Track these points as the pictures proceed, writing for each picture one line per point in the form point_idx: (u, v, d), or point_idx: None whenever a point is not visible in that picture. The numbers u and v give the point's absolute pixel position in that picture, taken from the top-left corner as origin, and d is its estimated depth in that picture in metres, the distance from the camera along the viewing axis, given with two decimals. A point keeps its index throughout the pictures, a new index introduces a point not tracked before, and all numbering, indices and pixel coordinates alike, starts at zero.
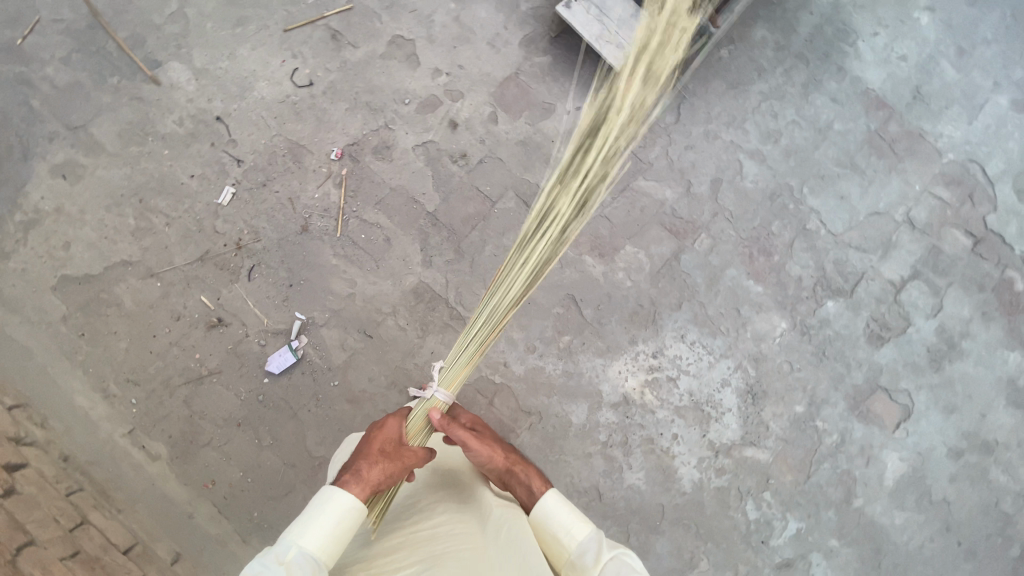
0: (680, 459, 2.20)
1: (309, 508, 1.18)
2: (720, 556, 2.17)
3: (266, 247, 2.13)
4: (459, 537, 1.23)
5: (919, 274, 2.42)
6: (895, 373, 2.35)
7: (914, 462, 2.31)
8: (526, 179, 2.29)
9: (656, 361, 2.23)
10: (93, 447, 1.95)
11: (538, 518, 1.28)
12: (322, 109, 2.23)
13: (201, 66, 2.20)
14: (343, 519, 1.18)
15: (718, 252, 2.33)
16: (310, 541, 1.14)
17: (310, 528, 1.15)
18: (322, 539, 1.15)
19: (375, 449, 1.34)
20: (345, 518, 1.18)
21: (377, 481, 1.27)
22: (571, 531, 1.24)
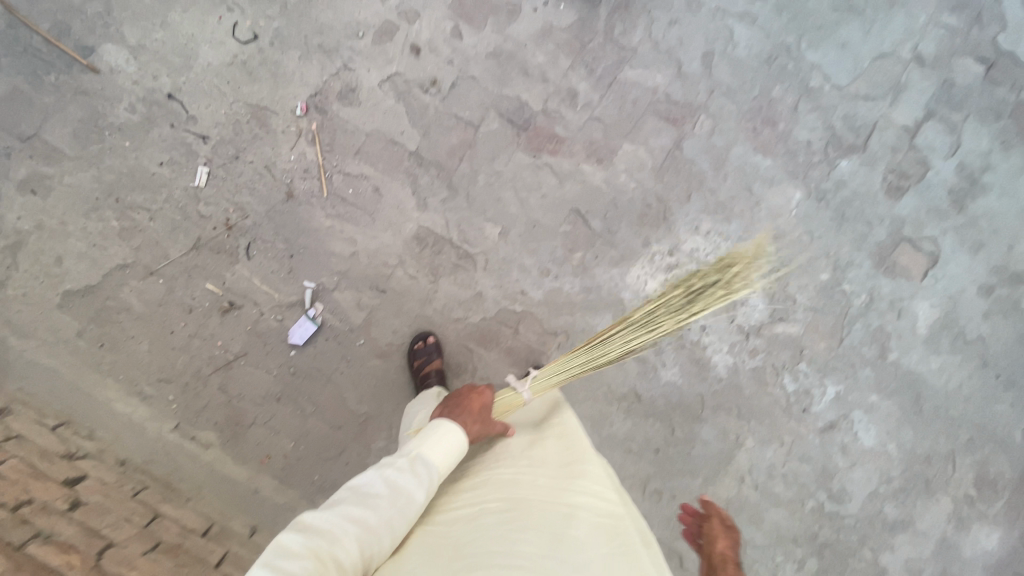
0: (713, 348, 2.20)
1: (433, 427, 1.43)
2: (765, 431, 2.23)
3: (257, 222, 2.06)
4: (543, 486, 1.35)
5: (933, 113, 2.29)
6: (918, 222, 2.28)
7: (945, 307, 2.29)
8: (505, 95, 2.15)
9: (673, 258, 2.17)
10: (146, 447, 2.00)
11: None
12: (275, 62, 2.07)
13: (135, 42, 2.03)
14: (453, 443, 1.39)
15: (720, 133, 2.20)
16: (430, 450, 1.37)
17: (432, 440, 1.38)
18: (438, 449, 1.37)
19: (475, 406, 1.51)
20: (450, 441, 1.39)
21: (472, 436, 1.46)
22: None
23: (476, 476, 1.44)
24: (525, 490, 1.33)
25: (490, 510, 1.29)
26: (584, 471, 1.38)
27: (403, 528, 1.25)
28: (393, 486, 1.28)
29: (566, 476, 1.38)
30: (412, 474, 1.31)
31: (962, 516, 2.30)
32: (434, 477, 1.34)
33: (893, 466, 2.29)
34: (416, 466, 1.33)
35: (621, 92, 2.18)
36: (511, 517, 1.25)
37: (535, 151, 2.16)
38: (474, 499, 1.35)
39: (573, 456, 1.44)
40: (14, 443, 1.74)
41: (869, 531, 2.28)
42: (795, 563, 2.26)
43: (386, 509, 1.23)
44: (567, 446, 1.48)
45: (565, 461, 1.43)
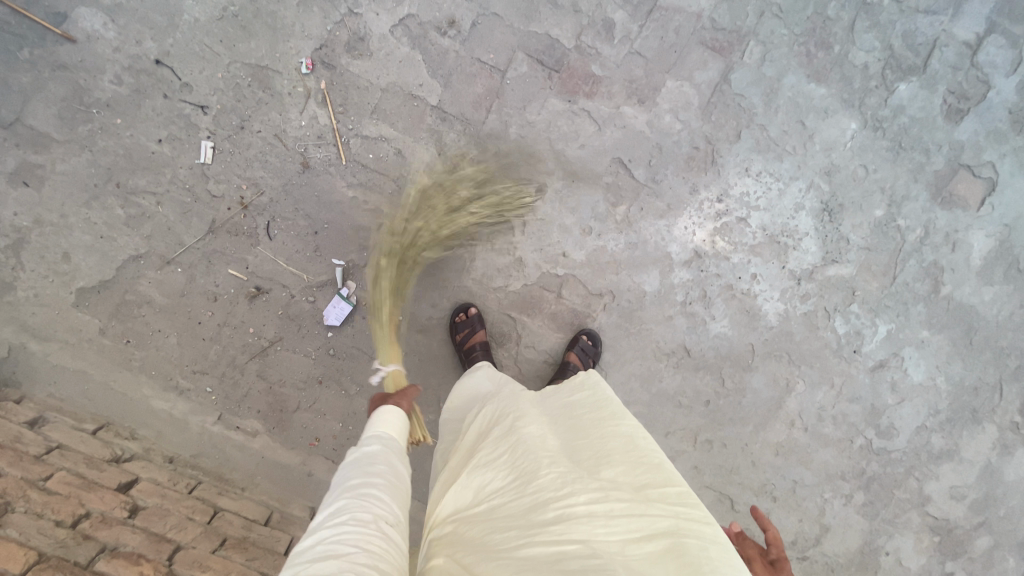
0: (763, 296, 2.12)
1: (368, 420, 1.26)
2: (816, 375, 2.19)
3: (274, 198, 1.89)
4: (621, 518, 1.05)
5: (998, 24, 2.08)
6: (978, 147, 2.12)
7: (1002, 236, 2.17)
8: (533, 33, 1.92)
9: (722, 205, 2.05)
10: (191, 441, 1.94)
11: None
12: (272, 13, 1.83)
13: (110, 1, 1.80)
14: (386, 415, 1.23)
15: (771, 61, 2.00)
16: (381, 428, 1.20)
17: (377, 422, 1.22)
18: (388, 423, 1.22)
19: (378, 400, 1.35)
20: (384, 415, 1.22)
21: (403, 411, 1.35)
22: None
23: (527, 501, 1.11)
24: (600, 524, 1.03)
25: (567, 555, 0.97)
26: (662, 499, 1.11)
27: (394, 469, 1.09)
28: (356, 459, 1.10)
29: (643, 502, 1.09)
30: (361, 443, 1.15)
31: (1006, 442, 2.28)
32: (390, 437, 1.18)
33: (941, 399, 2.25)
34: (365, 440, 1.17)
35: (661, 21, 1.95)
36: (597, 566, 0.94)
37: (570, 96, 1.96)
38: (537, 536, 1.02)
39: (644, 478, 1.16)
40: (56, 454, 1.68)
41: (915, 463, 2.27)
42: (844, 499, 2.27)
43: (359, 467, 1.07)
44: (635, 464, 1.19)
45: (637, 485, 1.14)
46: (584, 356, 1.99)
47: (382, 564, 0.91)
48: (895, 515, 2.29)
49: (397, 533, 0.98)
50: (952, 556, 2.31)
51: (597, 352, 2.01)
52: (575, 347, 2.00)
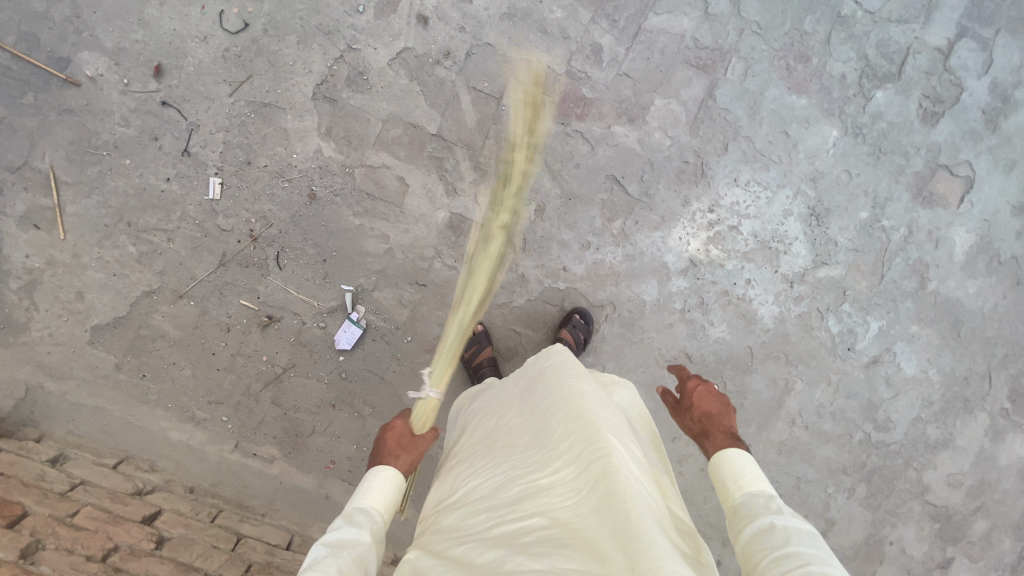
0: (758, 300, 2.20)
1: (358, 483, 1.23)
2: (813, 373, 2.27)
3: (282, 229, 1.95)
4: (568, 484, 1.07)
5: (965, 31, 2.19)
6: (954, 147, 2.22)
7: (981, 230, 2.26)
8: (526, 60, 2.00)
9: (713, 215, 2.13)
10: (210, 471, 1.97)
11: (713, 464, 1.24)
12: (273, 51, 1.90)
13: (115, 46, 1.86)
14: (383, 485, 1.18)
15: (753, 75, 2.09)
16: (372, 503, 1.16)
17: (371, 492, 1.17)
18: (382, 498, 1.17)
19: (391, 442, 1.27)
20: (381, 483, 1.18)
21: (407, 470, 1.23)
22: (759, 480, 1.17)
23: (494, 485, 1.18)
24: (554, 496, 1.06)
25: (525, 529, 1.03)
26: (595, 448, 1.07)
27: (365, 569, 1.06)
28: (335, 543, 1.06)
29: (581, 459, 1.08)
30: (347, 523, 1.11)
31: (998, 428, 2.37)
32: (377, 526, 1.14)
33: (934, 390, 2.33)
34: (353, 515, 1.14)
35: (647, 42, 2.04)
36: (547, 538, 0.98)
37: (563, 118, 2.03)
38: (501, 516, 1.08)
39: (576, 431, 1.13)
40: (80, 490, 1.72)
41: (913, 453, 2.35)
42: (846, 492, 2.34)
43: (337, 554, 1.03)
44: (571, 421, 1.16)
45: (573, 442, 1.12)
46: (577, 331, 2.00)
47: None
48: (897, 505, 2.36)
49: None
50: (953, 541, 2.39)
51: (587, 327, 2.04)
52: (567, 325, 2.02)
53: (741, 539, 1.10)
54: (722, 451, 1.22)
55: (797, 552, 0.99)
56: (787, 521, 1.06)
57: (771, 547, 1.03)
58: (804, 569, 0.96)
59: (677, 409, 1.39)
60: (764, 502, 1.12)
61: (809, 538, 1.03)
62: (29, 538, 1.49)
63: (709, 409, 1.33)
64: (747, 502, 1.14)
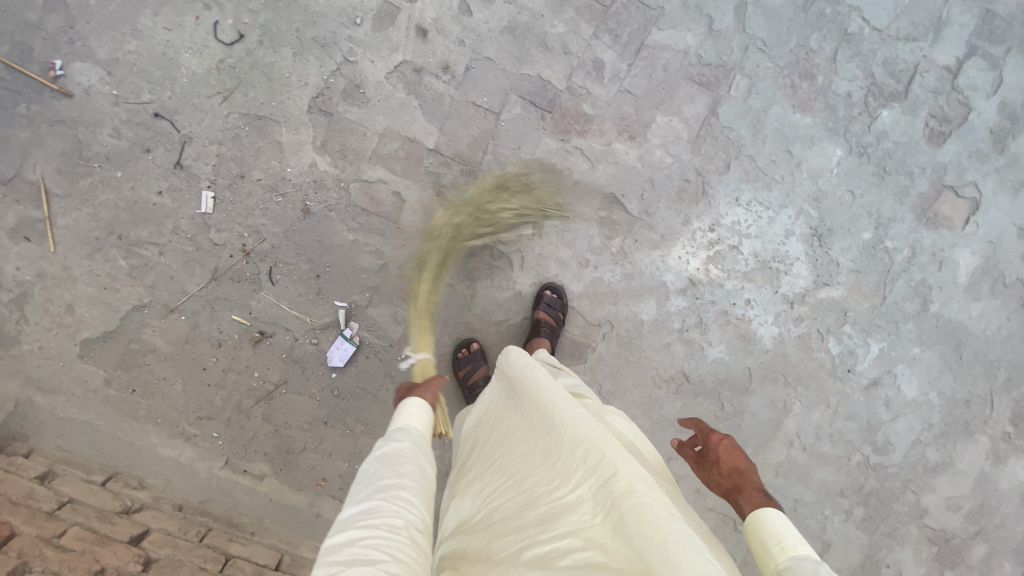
0: (757, 321, 2.16)
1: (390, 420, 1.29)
2: (812, 395, 2.24)
3: (275, 245, 1.92)
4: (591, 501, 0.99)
5: (974, 49, 2.15)
6: (961, 168, 2.18)
7: (986, 252, 2.23)
8: (526, 74, 1.96)
9: (714, 234, 2.10)
10: (199, 487, 1.95)
11: (751, 526, 1.10)
12: (268, 63, 1.86)
13: (107, 56, 1.82)
14: (412, 407, 1.27)
15: (757, 93, 2.05)
16: (406, 424, 1.22)
17: (403, 418, 1.24)
18: (416, 420, 1.24)
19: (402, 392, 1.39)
20: (411, 409, 1.26)
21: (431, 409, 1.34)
22: (805, 546, 1.02)
23: (515, 509, 1.11)
24: (581, 512, 0.99)
25: (556, 552, 0.94)
26: (617, 464, 1.01)
27: (422, 471, 1.10)
28: (382, 456, 1.10)
29: (603, 472, 1.01)
30: (389, 440, 1.16)
31: (999, 452, 2.34)
32: (417, 438, 1.20)
33: (934, 413, 2.30)
34: (392, 436, 1.19)
35: (650, 58, 2.00)
36: (580, 559, 0.90)
37: (563, 135, 2.00)
38: (527, 539, 1.00)
39: (593, 446, 1.07)
40: (68, 509, 1.70)
41: (912, 476, 2.32)
42: (844, 515, 2.31)
43: (389, 465, 1.07)
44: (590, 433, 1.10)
45: (592, 454, 1.06)
46: (551, 309, 1.98)
47: (412, 569, 0.90)
48: (895, 528, 2.33)
49: (423, 541, 0.98)
50: (951, 565, 2.36)
51: (563, 305, 2.01)
52: (541, 304, 1.99)
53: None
54: (758, 510, 1.11)
55: None
56: None
57: None
58: None
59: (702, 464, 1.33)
60: (812, 566, 0.97)
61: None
62: (16, 560, 1.48)
63: (738, 463, 1.26)
64: (794, 567, 0.99)
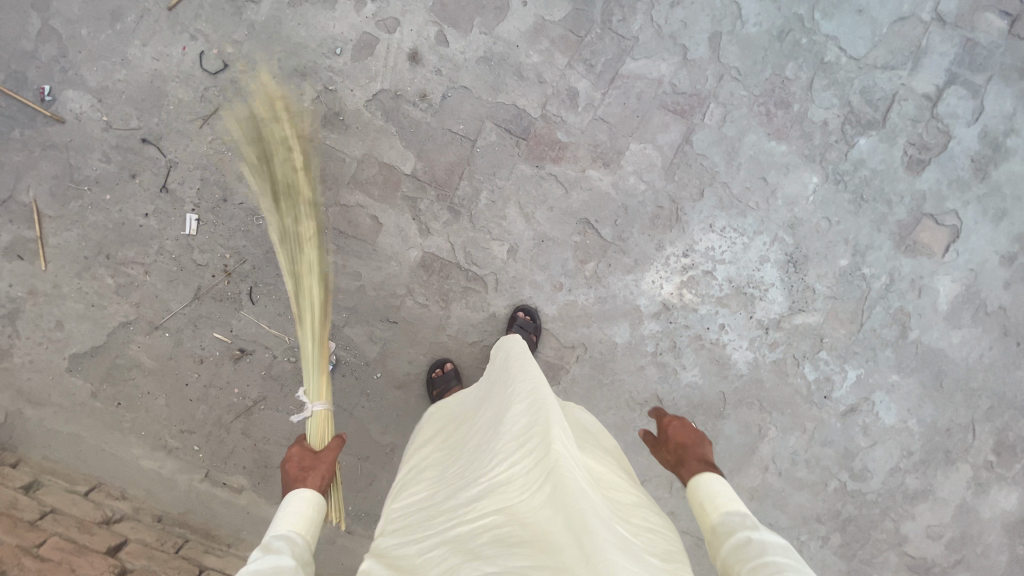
0: (732, 345, 2.18)
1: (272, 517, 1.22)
2: (788, 420, 2.24)
3: (256, 265, 1.98)
4: (520, 480, 1.02)
5: (956, 77, 2.14)
6: (941, 196, 2.17)
7: (966, 280, 2.21)
8: (501, 103, 2.01)
9: (688, 260, 2.12)
10: (179, 499, 2.01)
11: (689, 491, 1.26)
12: (251, 91, 1.93)
13: (98, 84, 1.91)
14: (296, 506, 1.21)
15: (731, 120, 2.08)
16: (288, 525, 1.17)
17: (286, 516, 1.19)
18: (299, 521, 1.19)
19: (294, 468, 1.30)
20: (298, 507, 1.21)
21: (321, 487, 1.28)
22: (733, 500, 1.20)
23: (452, 487, 1.14)
24: (509, 490, 1.02)
25: (483, 529, 0.98)
26: (549, 445, 1.02)
27: None
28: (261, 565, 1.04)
29: (534, 453, 1.04)
30: (269, 546, 1.11)
31: (980, 481, 2.31)
32: (298, 545, 1.14)
33: (913, 441, 2.28)
34: (272, 540, 1.13)
35: (624, 87, 2.04)
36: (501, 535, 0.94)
37: (538, 161, 2.04)
38: (457, 515, 1.04)
39: (533, 428, 1.09)
40: (50, 519, 1.79)
41: (890, 504, 2.31)
42: (820, 541, 2.30)
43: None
44: (530, 416, 1.12)
45: (527, 436, 1.08)
46: (523, 331, 2.01)
47: None
48: (872, 555, 2.32)
49: None
50: None
51: (537, 327, 2.03)
52: (514, 325, 2.02)
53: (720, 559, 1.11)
54: (696, 475, 1.25)
55: (774, 561, 1.01)
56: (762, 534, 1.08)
57: (746, 557, 1.05)
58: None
59: (655, 441, 1.43)
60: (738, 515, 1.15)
61: (781, 549, 1.04)
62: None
63: (683, 439, 1.34)
64: (722, 521, 1.15)
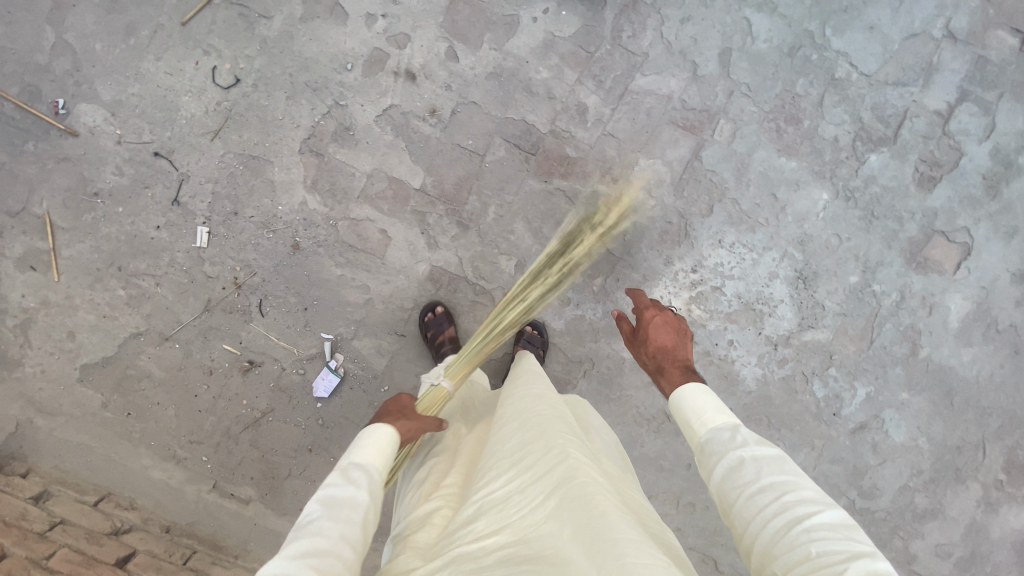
0: (740, 361, 2.17)
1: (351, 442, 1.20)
2: (797, 437, 2.22)
3: (265, 278, 1.99)
4: (523, 495, 1.00)
5: (968, 94, 2.12)
6: (952, 213, 2.15)
7: (977, 297, 2.19)
8: (511, 118, 2.01)
9: (696, 275, 2.11)
10: (187, 509, 2.03)
11: (674, 404, 1.21)
12: (262, 106, 1.95)
13: (112, 98, 1.93)
14: (377, 441, 1.16)
15: (741, 137, 2.07)
16: (367, 459, 1.13)
17: (366, 449, 1.14)
18: (376, 456, 1.14)
19: (393, 409, 1.29)
20: (374, 446, 1.15)
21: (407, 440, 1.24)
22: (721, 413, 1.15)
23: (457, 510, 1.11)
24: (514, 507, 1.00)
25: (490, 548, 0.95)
26: (558, 461, 1.01)
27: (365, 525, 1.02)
28: (331, 501, 1.02)
29: (541, 469, 1.02)
30: (345, 478, 1.07)
31: (990, 500, 2.28)
32: (372, 480, 1.10)
33: (923, 459, 2.26)
34: (349, 471, 1.09)
35: (633, 103, 2.04)
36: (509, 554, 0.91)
37: (546, 177, 2.04)
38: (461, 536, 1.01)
39: (541, 445, 1.07)
40: (59, 530, 1.80)
41: (899, 522, 2.28)
42: None
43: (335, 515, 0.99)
44: (536, 434, 1.11)
45: (533, 453, 1.07)
46: (530, 345, 2.02)
47: None
48: None
49: None
50: None
51: (544, 342, 2.04)
52: (521, 339, 2.04)
53: (711, 480, 1.08)
54: (677, 390, 1.21)
55: (771, 484, 0.99)
56: (753, 450, 1.05)
57: (740, 480, 1.02)
58: (782, 503, 0.95)
59: (633, 340, 1.39)
60: (727, 432, 1.10)
61: (777, 465, 1.01)
62: None
63: (663, 342, 1.32)
64: (711, 439, 1.11)
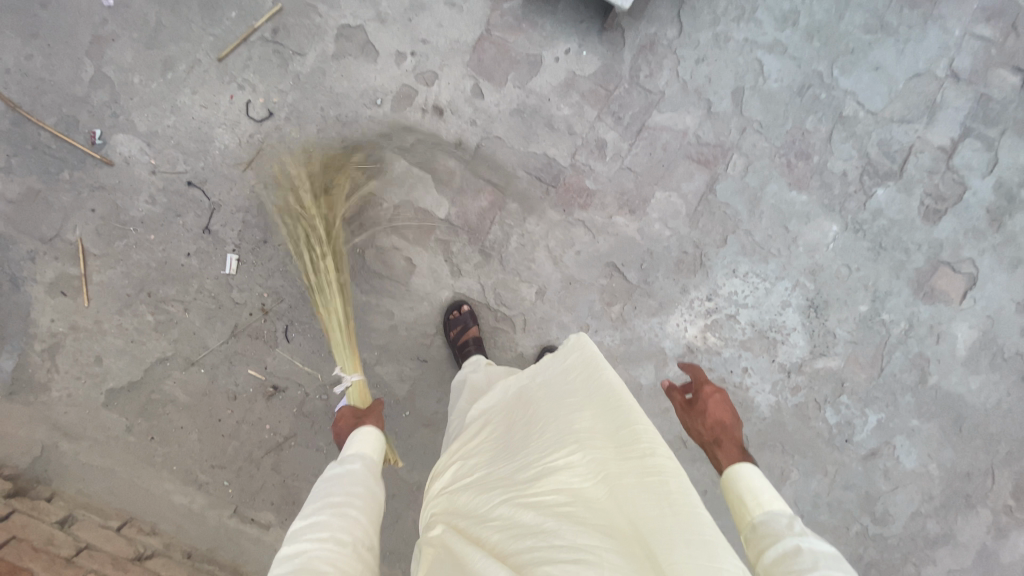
0: (754, 388, 2.21)
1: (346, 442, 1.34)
2: (810, 463, 2.26)
3: (292, 304, 2.03)
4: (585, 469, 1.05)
5: (970, 131, 2.21)
6: (957, 244, 2.22)
7: (983, 326, 2.25)
8: (533, 152, 2.09)
9: (711, 304, 2.17)
10: (208, 534, 2.03)
11: (730, 476, 1.23)
12: (294, 138, 2.02)
13: (148, 129, 1.99)
14: (364, 433, 1.31)
15: (753, 171, 2.15)
16: (359, 447, 1.27)
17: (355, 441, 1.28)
18: (368, 442, 1.29)
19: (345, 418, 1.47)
20: (361, 433, 1.31)
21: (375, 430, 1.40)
22: (777, 501, 1.15)
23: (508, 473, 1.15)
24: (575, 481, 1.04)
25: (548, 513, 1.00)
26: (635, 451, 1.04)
27: (370, 491, 1.19)
28: (334, 477, 1.20)
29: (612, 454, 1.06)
30: (343, 462, 1.24)
31: (1000, 525, 2.31)
32: (368, 461, 1.26)
33: (934, 485, 2.29)
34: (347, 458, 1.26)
35: (651, 139, 2.12)
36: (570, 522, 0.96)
37: (566, 208, 2.11)
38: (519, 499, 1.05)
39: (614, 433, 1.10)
40: (85, 555, 1.80)
41: (912, 548, 2.31)
42: None
43: (341, 485, 1.17)
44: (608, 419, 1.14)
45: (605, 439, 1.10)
46: None
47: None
48: None
49: (370, 556, 1.09)
50: None
51: None
52: None
53: (761, 559, 1.05)
54: (736, 466, 1.23)
55: None
56: (812, 543, 1.01)
57: (794, 567, 0.98)
58: None
59: (687, 411, 1.43)
60: (785, 520, 1.09)
61: (836, 563, 0.97)
62: None
63: (722, 418, 1.37)
64: (767, 521, 1.11)
